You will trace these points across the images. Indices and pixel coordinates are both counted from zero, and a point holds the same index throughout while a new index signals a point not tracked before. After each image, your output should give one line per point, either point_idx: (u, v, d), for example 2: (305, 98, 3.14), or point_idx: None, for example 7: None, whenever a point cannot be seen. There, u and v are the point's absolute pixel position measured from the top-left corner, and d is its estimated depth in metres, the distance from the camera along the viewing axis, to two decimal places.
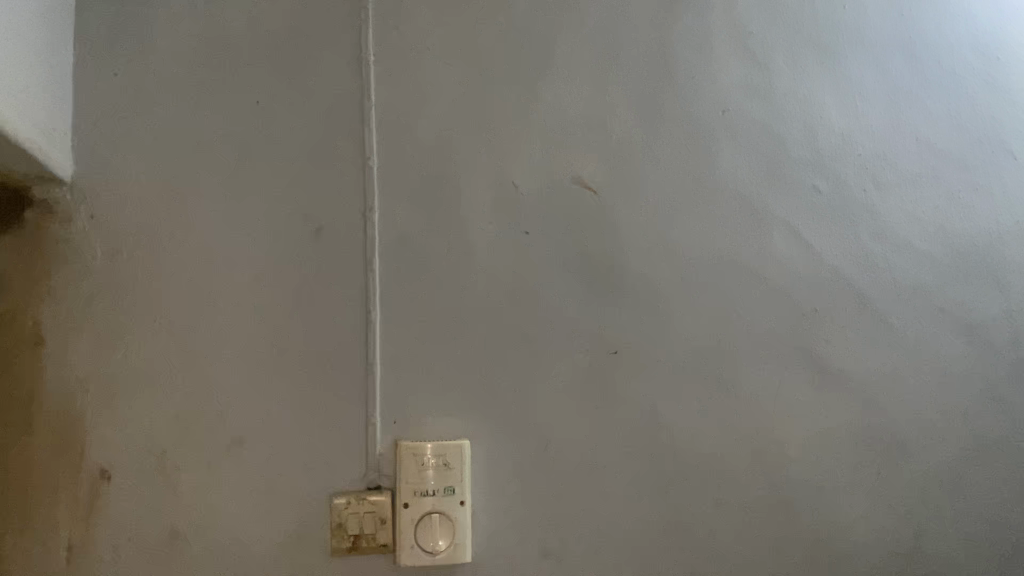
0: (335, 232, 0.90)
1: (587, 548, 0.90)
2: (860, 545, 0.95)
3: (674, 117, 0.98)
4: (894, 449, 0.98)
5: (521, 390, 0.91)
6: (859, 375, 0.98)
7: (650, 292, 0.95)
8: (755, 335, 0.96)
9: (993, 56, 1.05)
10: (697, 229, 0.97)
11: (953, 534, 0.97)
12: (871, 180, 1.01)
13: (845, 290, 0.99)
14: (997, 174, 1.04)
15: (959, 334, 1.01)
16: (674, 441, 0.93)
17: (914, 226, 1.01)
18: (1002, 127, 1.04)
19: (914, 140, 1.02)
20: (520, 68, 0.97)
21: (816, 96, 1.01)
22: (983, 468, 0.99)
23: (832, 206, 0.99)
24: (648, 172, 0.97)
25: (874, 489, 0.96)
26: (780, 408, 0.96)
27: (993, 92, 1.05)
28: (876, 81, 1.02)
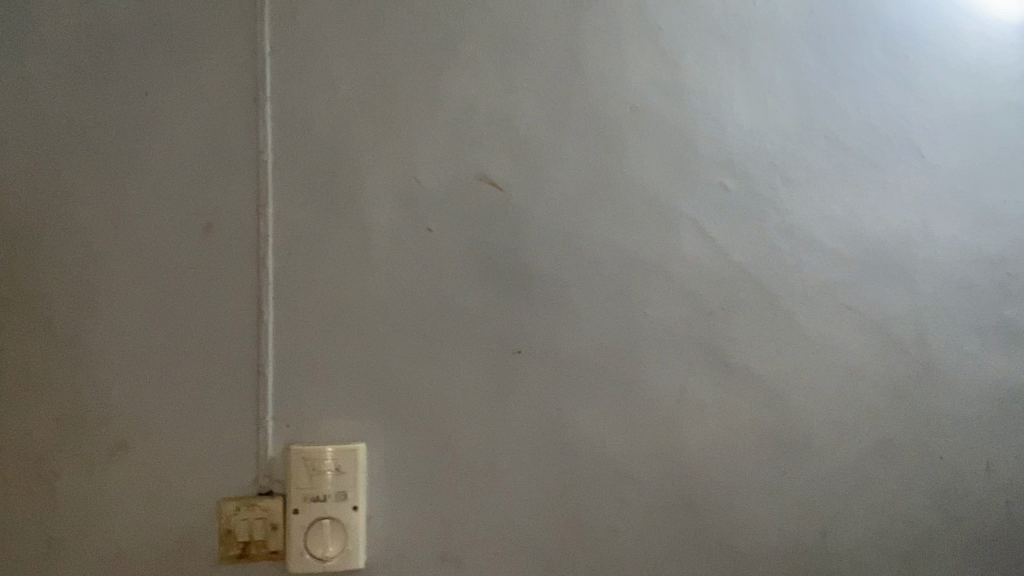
0: (227, 229, 0.87)
1: (487, 551, 0.88)
2: (764, 544, 0.94)
3: (580, 114, 0.97)
4: (800, 447, 0.97)
5: (421, 390, 0.89)
6: (765, 373, 0.97)
7: (555, 290, 0.94)
8: (660, 334, 0.96)
9: (902, 54, 1.05)
10: (603, 226, 0.96)
11: (860, 532, 0.97)
12: (780, 177, 1.00)
13: (751, 288, 0.98)
14: (907, 173, 1.03)
15: (867, 332, 1.00)
16: (576, 441, 0.92)
17: (822, 224, 1.00)
18: (910, 125, 1.04)
19: (823, 137, 1.02)
20: (424, 60, 0.94)
21: (724, 93, 1.00)
22: (890, 466, 0.99)
23: (740, 204, 0.99)
24: (555, 168, 0.96)
25: (780, 489, 0.96)
26: (685, 407, 0.95)
27: (903, 90, 1.04)
28: (785, 78, 1.02)
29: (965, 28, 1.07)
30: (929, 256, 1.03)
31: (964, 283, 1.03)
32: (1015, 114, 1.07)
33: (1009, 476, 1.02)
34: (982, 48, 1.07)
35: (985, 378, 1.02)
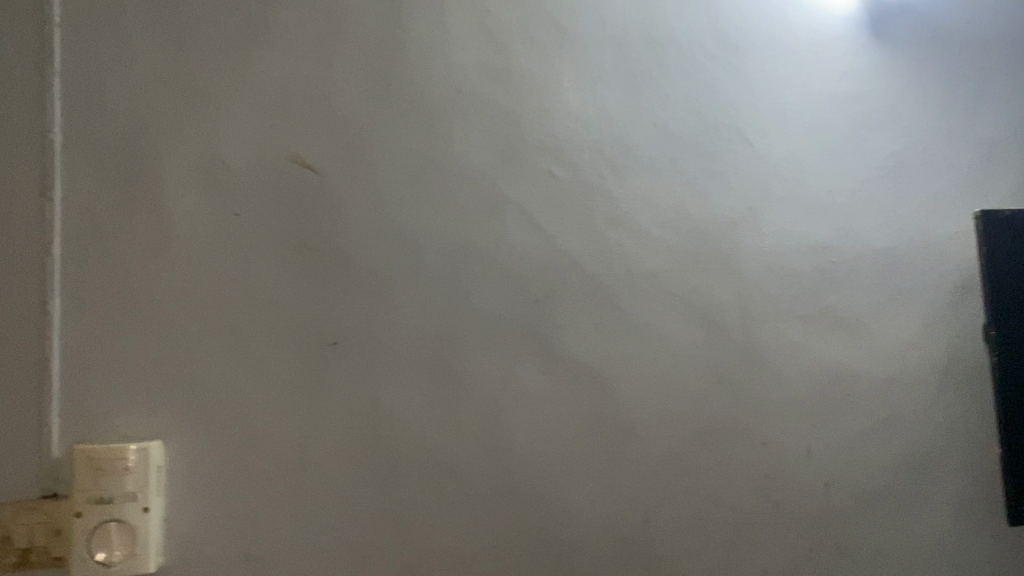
0: (9, 213, 0.82)
1: (296, 550, 0.85)
2: (589, 535, 0.94)
3: (404, 94, 0.94)
4: (624, 435, 0.97)
5: (225, 383, 0.85)
6: (591, 360, 0.97)
7: (375, 279, 0.91)
8: (484, 322, 0.94)
9: (732, 44, 1.07)
10: (427, 212, 0.93)
11: (682, 519, 0.97)
12: (607, 165, 1.01)
13: (577, 276, 0.98)
14: (734, 160, 1.06)
15: (691, 319, 1.02)
16: (395, 434, 0.89)
17: (649, 212, 1.02)
18: (738, 113, 1.06)
19: (653, 125, 1.03)
20: (233, 38, 0.90)
21: (554, 78, 1.00)
22: (713, 452, 1.00)
23: (568, 190, 0.99)
24: (377, 150, 0.93)
25: (604, 477, 0.95)
26: (510, 397, 0.93)
27: (732, 78, 1.07)
28: (615, 65, 1.02)
29: (793, 20, 1.10)
30: (754, 244, 1.05)
31: (788, 271, 1.06)
32: (842, 105, 1.10)
33: (831, 460, 1.04)
34: (811, 39, 1.10)
35: (808, 365, 1.05)
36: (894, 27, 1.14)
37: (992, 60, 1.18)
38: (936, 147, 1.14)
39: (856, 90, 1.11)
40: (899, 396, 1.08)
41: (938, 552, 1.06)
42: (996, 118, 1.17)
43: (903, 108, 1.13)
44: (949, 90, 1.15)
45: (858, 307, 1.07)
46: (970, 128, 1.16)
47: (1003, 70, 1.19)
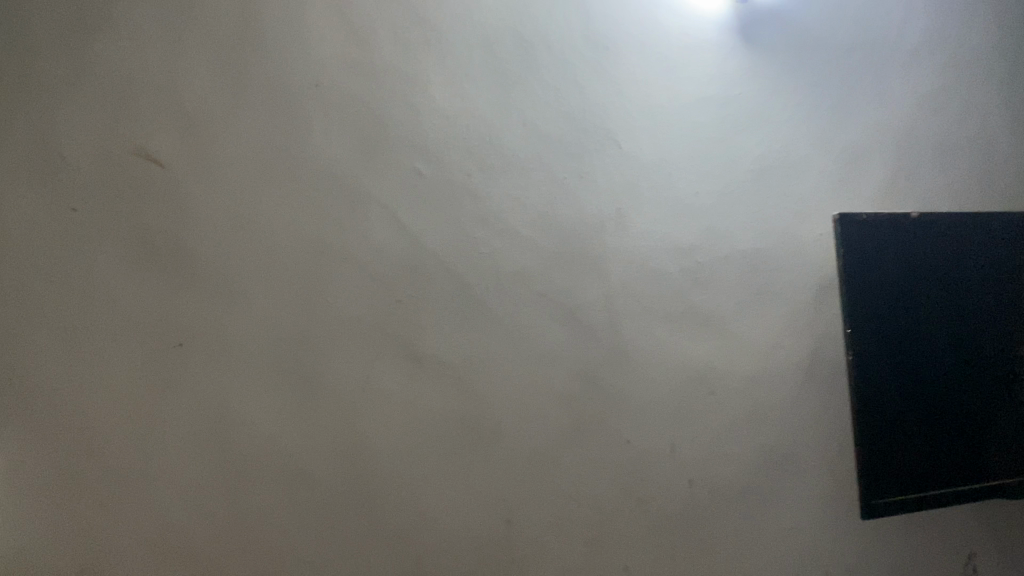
0: None
1: (136, 551, 0.86)
2: (446, 537, 0.94)
3: (257, 88, 0.93)
4: (487, 436, 0.97)
5: (62, 382, 0.85)
6: (454, 361, 0.97)
7: (224, 278, 0.90)
8: (343, 323, 0.93)
9: (603, 45, 1.09)
10: (283, 210, 0.92)
11: (544, 518, 0.98)
12: (474, 163, 1.00)
13: (442, 276, 0.97)
14: (603, 161, 1.07)
15: (559, 319, 1.02)
16: (242, 435, 0.89)
17: (518, 212, 1.02)
18: (608, 114, 1.08)
19: (521, 124, 1.03)
20: (75, 29, 0.89)
21: (419, 75, 0.99)
22: (578, 450, 1.01)
23: (433, 188, 0.98)
24: (227, 145, 0.91)
25: (465, 480, 0.95)
26: (368, 398, 0.93)
27: (602, 79, 1.08)
28: (484, 63, 1.02)
29: (665, 24, 1.13)
30: (621, 245, 1.07)
31: (655, 271, 1.08)
32: (709, 109, 1.13)
33: (692, 457, 1.06)
34: (682, 43, 1.13)
35: (671, 364, 1.07)
36: (764, 31, 1.17)
37: (858, 67, 1.22)
38: (801, 152, 1.17)
39: (726, 94, 1.14)
40: (762, 393, 1.10)
41: (798, 546, 1.08)
42: (862, 123, 1.21)
43: (771, 113, 1.16)
44: (815, 96, 1.19)
45: (723, 306, 1.10)
46: (835, 133, 1.19)
47: (868, 77, 1.23)
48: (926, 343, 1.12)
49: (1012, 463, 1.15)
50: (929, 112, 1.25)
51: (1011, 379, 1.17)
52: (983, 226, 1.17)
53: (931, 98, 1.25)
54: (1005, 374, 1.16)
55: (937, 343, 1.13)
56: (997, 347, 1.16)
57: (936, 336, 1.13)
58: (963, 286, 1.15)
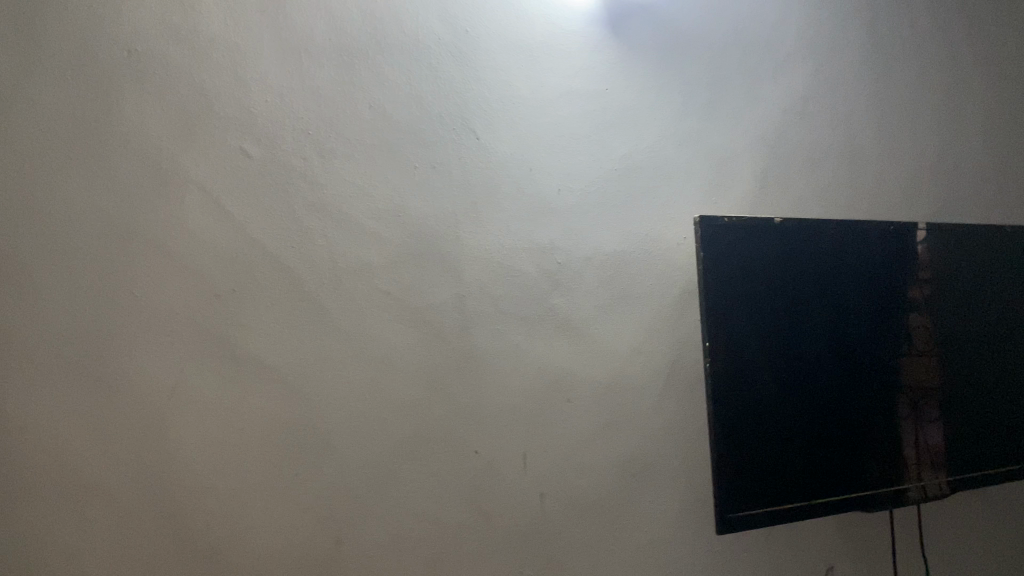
0: None
1: None
2: (265, 556, 0.86)
3: (58, 52, 0.83)
4: (315, 448, 0.89)
5: None
6: (280, 365, 0.89)
7: (10, 264, 0.80)
8: (152, 320, 0.84)
9: (461, 28, 1.02)
10: (83, 190, 0.83)
11: (377, 536, 0.91)
12: (312, 146, 0.92)
13: (270, 269, 0.89)
14: (458, 152, 1.00)
15: (405, 321, 0.94)
16: (26, 441, 0.80)
17: (361, 203, 0.94)
18: (466, 103, 1.01)
19: (368, 107, 0.95)
20: None
21: (252, 46, 0.91)
22: (419, 462, 0.93)
23: (263, 171, 0.90)
24: (19, 114, 0.81)
25: (288, 493, 0.88)
26: (178, 403, 0.85)
27: (458, 64, 1.01)
28: (327, 38, 0.94)
29: (529, 11, 1.07)
30: (477, 242, 1.00)
31: (511, 271, 1.01)
32: (574, 103, 1.08)
33: (546, 470, 1.00)
34: (548, 33, 1.08)
35: (528, 369, 1.01)
36: (633, 25, 1.13)
37: (729, 70, 1.20)
38: (667, 153, 1.14)
39: (592, 89, 1.10)
40: (620, 400, 1.06)
41: (652, 560, 1.04)
42: (730, 128, 1.19)
43: (639, 112, 1.12)
44: (684, 97, 1.16)
45: (583, 310, 1.06)
46: (703, 136, 1.16)
47: (738, 80, 1.20)
48: (782, 353, 1.11)
49: (860, 476, 1.15)
50: (796, 120, 1.24)
51: (862, 392, 1.17)
52: (837, 238, 1.18)
53: (799, 106, 1.25)
54: (855, 386, 1.17)
55: (792, 353, 1.12)
56: (847, 358, 1.17)
57: (792, 346, 1.12)
58: (817, 297, 1.15)
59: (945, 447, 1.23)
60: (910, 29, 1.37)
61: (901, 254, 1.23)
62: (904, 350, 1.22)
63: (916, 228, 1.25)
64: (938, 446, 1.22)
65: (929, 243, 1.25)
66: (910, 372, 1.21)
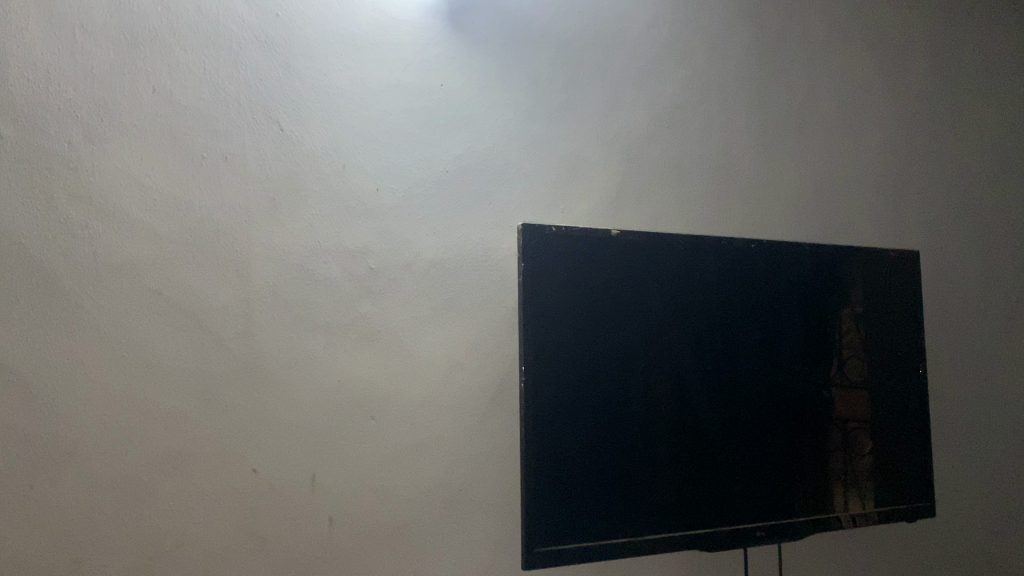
0: None
1: None
2: None
3: None
4: (58, 458, 0.82)
5: None
6: (20, 365, 0.81)
7: None
8: None
9: (272, 13, 0.95)
10: None
11: (127, 559, 0.83)
12: (78, 129, 0.85)
13: (18, 260, 0.82)
14: (256, 142, 0.93)
15: (177, 326, 0.87)
16: None
17: (134, 193, 0.87)
18: (271, 92, 0.94)
19: (151, 91, 0.89)
20: None
21: (16, 19, 0.84)
22: (183, 478, 0.86)
23: (17, 153, 0.82)
24: None
25: (22, 506, 0.80)
26: None
27: (265, 50, 0.94)
28: (109, 14, 0.88)
29: None
30: (271, 241, 0.92)
31: (310, 275, 0.94)
32: (400, 97, 1.01)
33: (337, 492, 0.92)
34: (375, 22, 1.00)
35: (321, 382, 0.93)
36: (476, 18, 1.06)
37: (585, 73, 1.13)
38: (508, 155, 1.06)
39: (423, 83, 1.02)
40: (434, 420, 0.98)
41: None
42: (583, 134, 1.12)
43: (478, 111, 1.05)
44: (531, 98, 1.09)
45: (397, 320, 0.97)
46: (550, 140, 1.09)
47: (595, 84, 1.14)
48: (620, 375, 1.02)
49: (707, 512, 1.06)
50: (660, 128, 1.17)
51: (712, 421, 1.09)
52: (695, 255, 1.10)
53: (664, 114, 1.18)
54: (706, 413, 1.08)
55: (634, 376, 1.03)
56: (699, 383, 1.08)
57: (634, 369, 1.03)
58: (668, 316, 1.07)
59: (809, 485, 1.14)
60: (799, 41, 1.30)
61: (770, 277, 1.15)
62: (765, 380, 1.14)
63: (791, 249, 1.17)
64: (798, 483, 1.13)
65: (801, 266, 1.17)
66: (770, 402, 1.13)
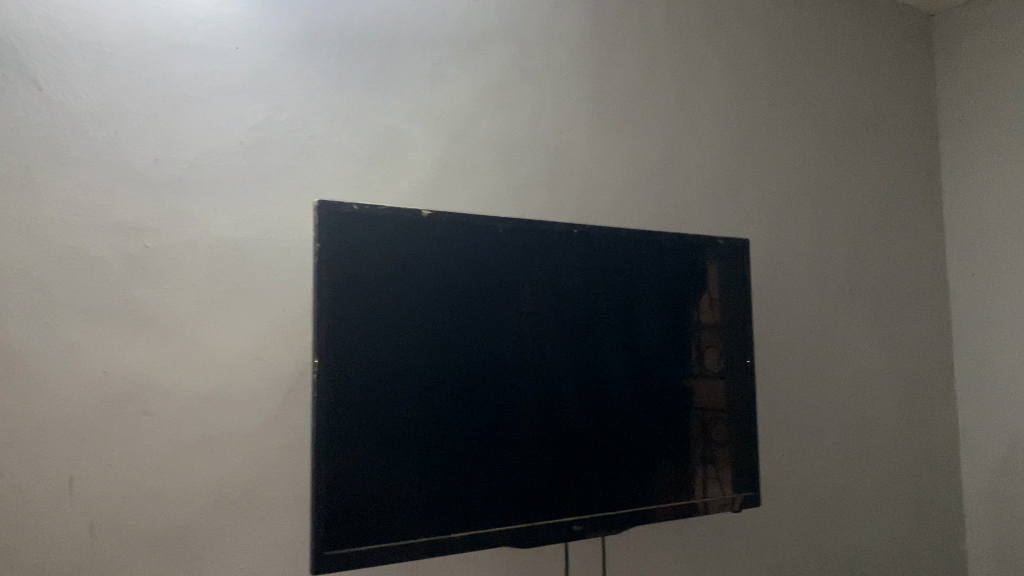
0: None
1: None
2: None
3: None
4: None
5: None
6: None
7: None
8: None
9: None
10: None
11: None
12: None
13: None
14: (10, 104, 0.82)
15: None
16: None
17: None
18: (30, 49, 0.84)
19: None
20: None
21: None
22: None
23: None
24: None
25: None
26: None
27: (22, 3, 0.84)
28: None
29: None
30: (26, 214, 0.82)
31: (73, 252, 0.84)
32: (187, 60, 0.92)
33: (100, 494, 0.83)
34: None
35: (86, 374, 0.84)
36: None
37: (403, 44, 1.06)
38: (314, 127, 0.98)
39: (214, 47, 0.93)
40: (219, 414, 0.90)
41: None
42: (399, 109, 1.05)
43: (279, 79, 0.97)
44: (341, 68, 1.01)
45: (179, 304, 0.89)
46: (362, 114, 1.02)
47: (415, 57, 1.07)
48: (432, 365, 0.95)
49: (524, 507, 1.00)
50: (487, 107, 1.12)
51: (539, 413, 1.02)
52: (522, 239, 1.03)
53: (492, 92, 1.13)
54: (532, 404, 1.02)
55: (448, 366, 0.96)
56: (525, 373, 1.02)
57: (449, 358, 0.97)
58: (489, 302, 1.00)
59: (637, 479, 1.10)
60: (637, 23, 1.27)
61: (603, 264, 1.10)
62: (599, 371, 1.08)
63: (627, 236, 1.12)
64: (627, 477, 1.09)
65: (639, 253, 1.12)
66: (603, 394, 1.08)
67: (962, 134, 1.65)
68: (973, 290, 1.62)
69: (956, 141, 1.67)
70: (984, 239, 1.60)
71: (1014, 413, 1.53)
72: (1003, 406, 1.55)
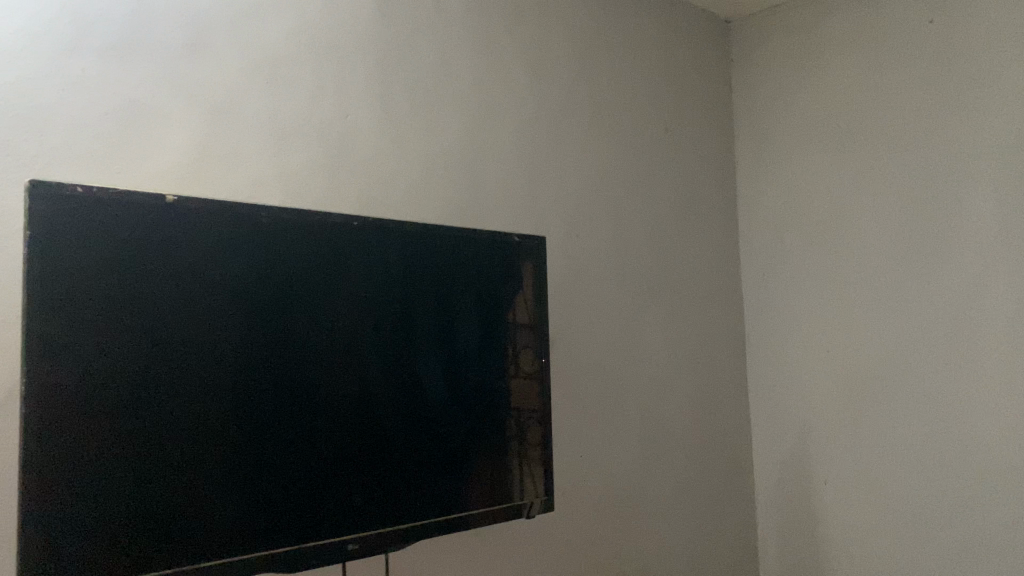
0: None
1: None
2: None
3: None
4: None
5: None
6: None
7: None
8: None
9: None
10: None
11: None
12: None
13: None
14: None
15: None
16: None
17: None
18: None
19: None
20: None
21: None
22: None
23: None
24: None
25: None
26: None
27: None
28: None
29: None
30: None
31: None
32: None
33: None
34: None
35: None
36: None
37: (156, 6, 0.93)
38: (38, 94, 0.84)
39: None
40: None
41: None
42: (150, 79, 0.92)
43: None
44: (74, 28, 0.87)
45: None
46: (102, 81, 0.88)
47: (170, 21, 0.94)
48: (195, 361, 0.81)
49: (306, 526, 0.87)
50: (259, 82, 1.01)
51: (325, 420, 0.90)
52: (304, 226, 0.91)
53: (264, 67, 1.02)
54: (319, 408, 0.89)
55: (217, 365, 0.83)
56: (309, 375, 0.89)
57: (217, 355, 0.83)
58: (271, 293, 0.87)
59: (436, 489, 1.00)
60: (430, 6, 1.21)
61: (402, 256, 1.00)
62: (394, 373, 0.97)
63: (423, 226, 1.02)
64: (424, 487, 0.98)
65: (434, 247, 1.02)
66: (398, 398, 0.97)
67: (756, 138, 1.71)
68: (764, 289, 1.68)
69: (750, 145, 1.72)
70: (774, 240, 1.66)
71: (799, 409, 1.60)
72: (790, 400, 1.62)
